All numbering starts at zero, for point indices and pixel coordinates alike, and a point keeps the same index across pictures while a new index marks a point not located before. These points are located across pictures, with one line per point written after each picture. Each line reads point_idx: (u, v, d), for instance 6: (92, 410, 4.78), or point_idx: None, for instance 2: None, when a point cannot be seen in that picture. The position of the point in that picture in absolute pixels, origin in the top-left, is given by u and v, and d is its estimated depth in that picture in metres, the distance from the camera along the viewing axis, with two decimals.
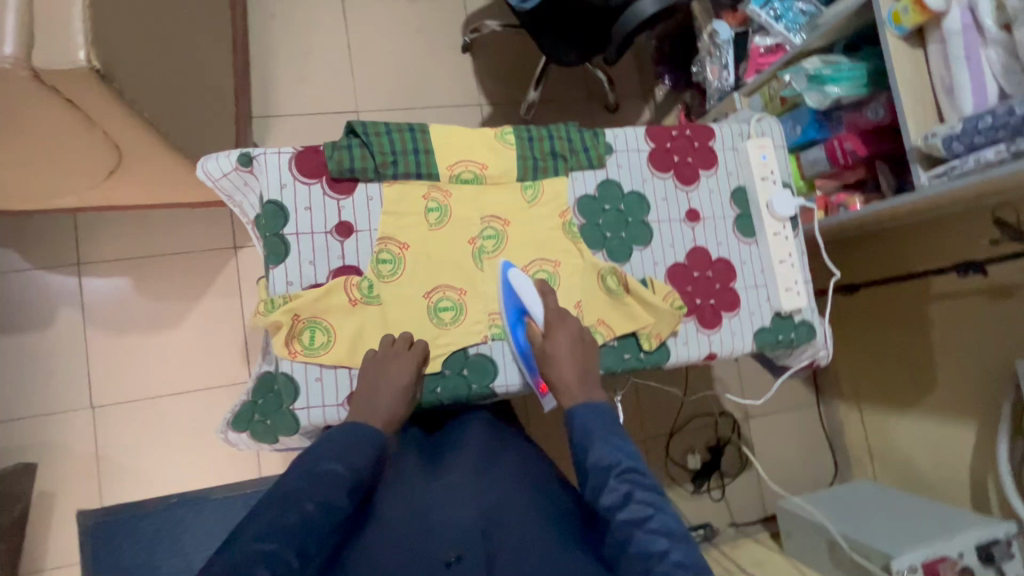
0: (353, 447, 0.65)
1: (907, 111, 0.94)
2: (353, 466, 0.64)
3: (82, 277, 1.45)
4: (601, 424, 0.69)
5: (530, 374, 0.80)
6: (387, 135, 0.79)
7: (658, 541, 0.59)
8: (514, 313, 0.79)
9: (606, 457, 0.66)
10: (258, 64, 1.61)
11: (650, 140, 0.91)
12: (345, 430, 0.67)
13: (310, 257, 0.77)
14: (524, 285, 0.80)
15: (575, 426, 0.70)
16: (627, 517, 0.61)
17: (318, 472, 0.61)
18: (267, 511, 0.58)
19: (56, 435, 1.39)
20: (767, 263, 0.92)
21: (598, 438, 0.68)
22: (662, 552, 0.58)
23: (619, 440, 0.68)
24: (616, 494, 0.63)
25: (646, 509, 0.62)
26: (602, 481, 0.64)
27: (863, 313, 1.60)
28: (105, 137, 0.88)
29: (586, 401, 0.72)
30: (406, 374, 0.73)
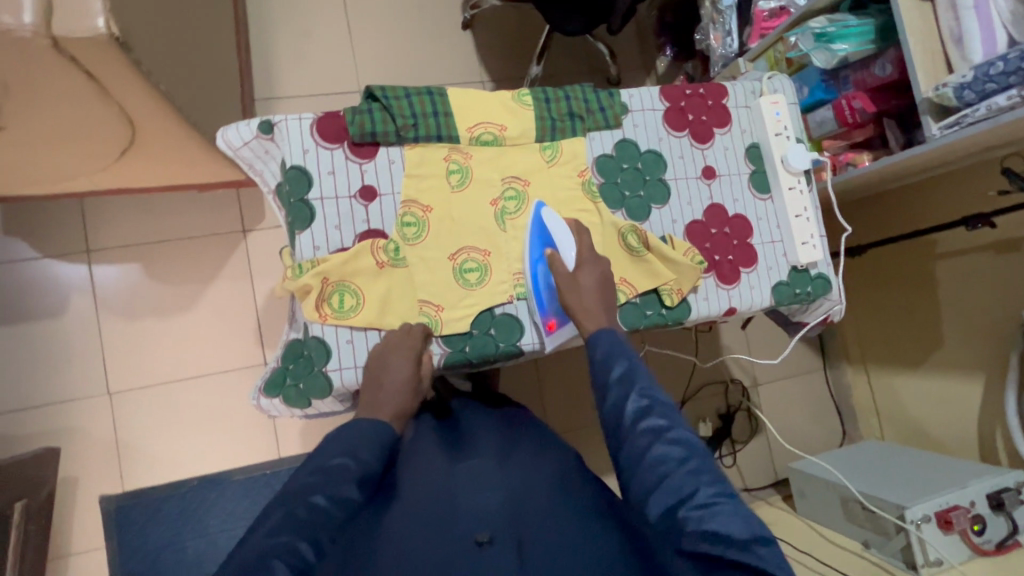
0: (364, 441, 0.67)
1: (917, 63, 0.95)
2: (361, 459, 0.65)
3: (92, 264, 1.44)
4: (617, 346, 0.71)
5: (541, 310, 0.80)
6: (407, 99, 0.79)
7: (676, 450, 0.60)
8: (542, 241, 0.80)
9: (626, 372, 0.67)
10: (258, 45, 1.60)
11: (665, 100, 0.92)
12: (354, 425, 0.69)
13: (336, 222, 0.77)
14: (557, 223, 0.80)
15: (596, 346, 0.71)
16: (646, 428, 0.62)
17: (328, 467, 0.63)
18: (276, 509, 0.60)
19: (75, 422, 1.40)
20: (783, 219, 0.93)
21: (618, 357, 0.69)
22: (681, 459, 0.59)
23: (641, 360, 0.69)
24: (636, 406, 0.64)
25: (663, 421, 0.62)
26: (621, 395, 0.65)
27: (869, 275, 1.63)
28: (119, 112, 0.88)
29: (610, 326, 0.73)
30: (410, 362, 0.74)
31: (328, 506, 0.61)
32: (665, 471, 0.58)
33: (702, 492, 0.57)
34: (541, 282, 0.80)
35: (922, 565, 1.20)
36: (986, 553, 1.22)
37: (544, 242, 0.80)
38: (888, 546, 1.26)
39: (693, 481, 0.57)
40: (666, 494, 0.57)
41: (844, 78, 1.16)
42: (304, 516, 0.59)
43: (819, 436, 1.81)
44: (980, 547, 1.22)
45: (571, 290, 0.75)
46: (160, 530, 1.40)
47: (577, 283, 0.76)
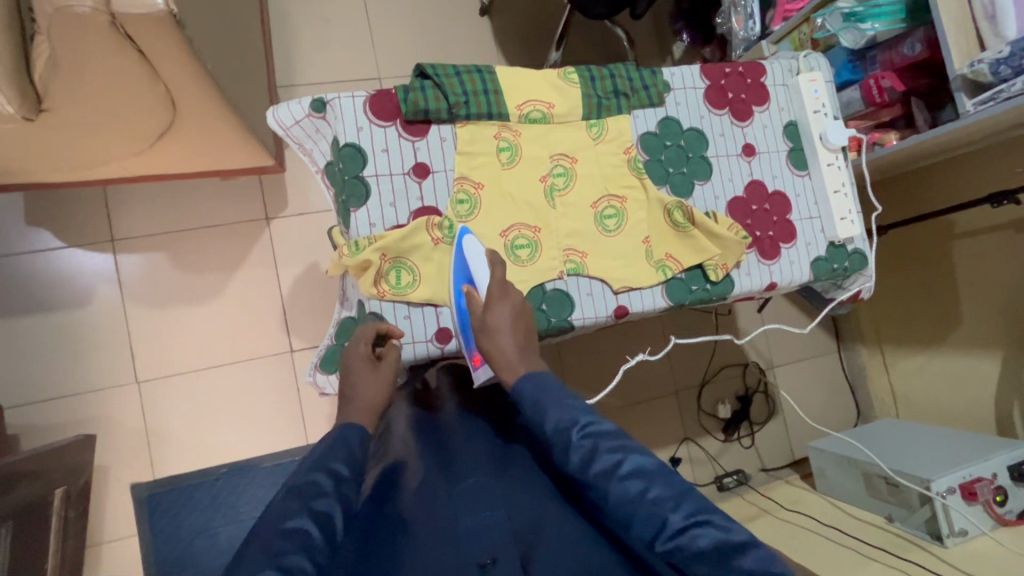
0: (330, 451, 0.61)
1: (949, 40, 0.97)
2: (336, 474, 0.58)
3: (117, 253, 1.44)
4: (547, 390, 0.66)
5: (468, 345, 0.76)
6: (457, 76, 0.80)
7: (635, 484, 0.57)
8: (460, 274, 0.76)
9: (564, 416, 0.63)
10: (277, 30, 1.59)
11: (706, 78, 0.93)
12: (330, 440, 0.63)
13: (391, 199, 0.78)
14: (474, 252, 0.75)
15: (523, 399, 0.66)
16: (600, 470, 0.58)
17: (296, 487, 0.56)
18: (252, 540, 0.52)
19: (104, 410, 1.40)
20: (821, 195, 0.95)
21: (551, 399, 0.65)
22: (641, 493, 0.56)
23: (568, 398, 0.65)
24: (582, 451, 0.60)
25: (616, 455, 0.59)
26: (565, 448, 0.61)
27: (889, 256, 1.65)
28: (164, 93, 0.88)
29: (530, 372, 0.68)
30: (364, 365, 0.71)
31: (312, 529, 0.53)
32: (631, 512, 0.56)
33: (675, 519, 0.54)
34: (464, 317, 0.75)
35: (947, 535, 1.23)
36: (1008, 522, 1.25)
37: (461, 277, 0.75)
38: (913, 518, 1.29)
39: (660, 510, 0.55)
40: (642, 533, 0.55)
41: (872, 59, 1.18)
42: (285, 544, 0.51)
43: (835, 415, 1.84)
44: (1002, 517, 1.25)
45: (484, 336, 0.70)
46: (194, 515, 1.38)
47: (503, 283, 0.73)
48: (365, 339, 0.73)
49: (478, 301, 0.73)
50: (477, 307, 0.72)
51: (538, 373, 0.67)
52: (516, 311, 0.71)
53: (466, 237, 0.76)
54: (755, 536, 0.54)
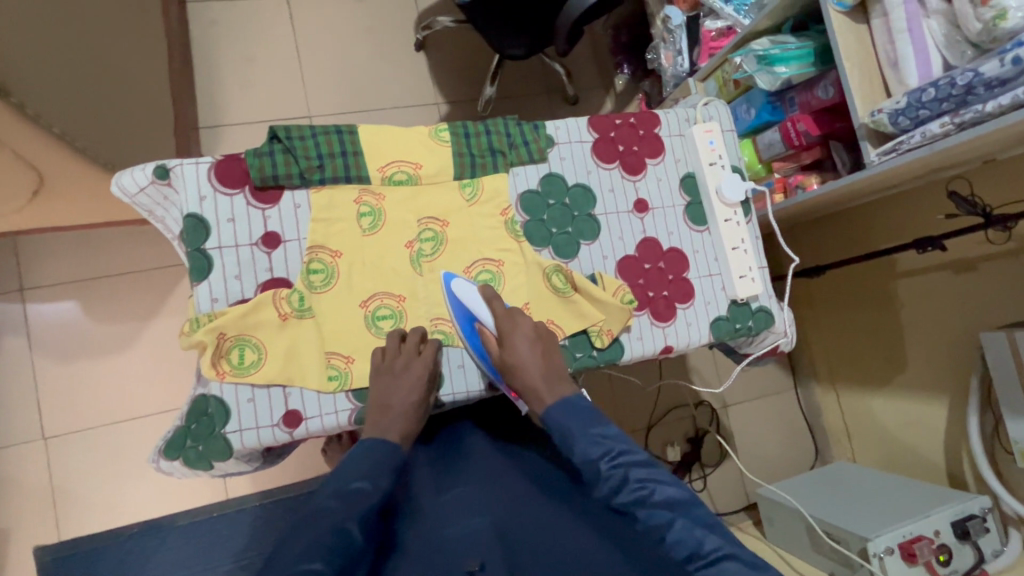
0: (378, 459, 0.66)
1: (854, 88, 0.92)
2: (379, 482, 0.64)
3: (26, 302, 1.38)
4: (576, 419, 0.69)
5: (498, 381, 0.77)
6: (312, 139, 0.75)
7: (664, 514, 0.60)
8: (466, 317, 0.78)
9: (592, 449, 0.66)
10: (202, 70, 1.55)
11: (594, 131, 0.88)
12: (370, 445, 0.68)
13: (235, 272, 0.73)
14: (469, 293, 0.77)
15: (554, 427, 0.69)
16: (631, 501, 0.62)
17: (348, 492, 0.61)
18: (302, 537, 0.57)
19: (9, 468, 1.34)
20: (720, 251, 0.90)
21: (582, 429, 0.68)
22: (670, 525, 0.60)
23: (599, 429, 0.67)
24: (613, 482, 0.64)
25: (645, 486, 0.62)
26: (596, 478, 0.65)
27: (832, 294, 1.58)
28: (16, 156, 0.83)
29: (557, 399, 0.70)
30: (420, 373, 0.72)
31: (354, 532, 0.58)
32: (661, 540, 0.60)
33: (706, 546, 0.58)
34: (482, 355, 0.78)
35: None
36: None
37: (466, 318, 0.77)
38: None
39: (692, 537, 0.59)
40: (674, 556, 0.59)
41: (790, 101, 1.13)
42: (333, 542, 0.56)
43: (791, 455, 1.76)
44: None
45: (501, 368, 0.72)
46: None
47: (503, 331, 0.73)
48: (411, 336, 0.75)
49: (491, 337, 0.75)
50: (493, 344, 0.75)
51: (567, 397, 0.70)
52: (533, 338, 0.74)
53: (455, 281, 0.77)
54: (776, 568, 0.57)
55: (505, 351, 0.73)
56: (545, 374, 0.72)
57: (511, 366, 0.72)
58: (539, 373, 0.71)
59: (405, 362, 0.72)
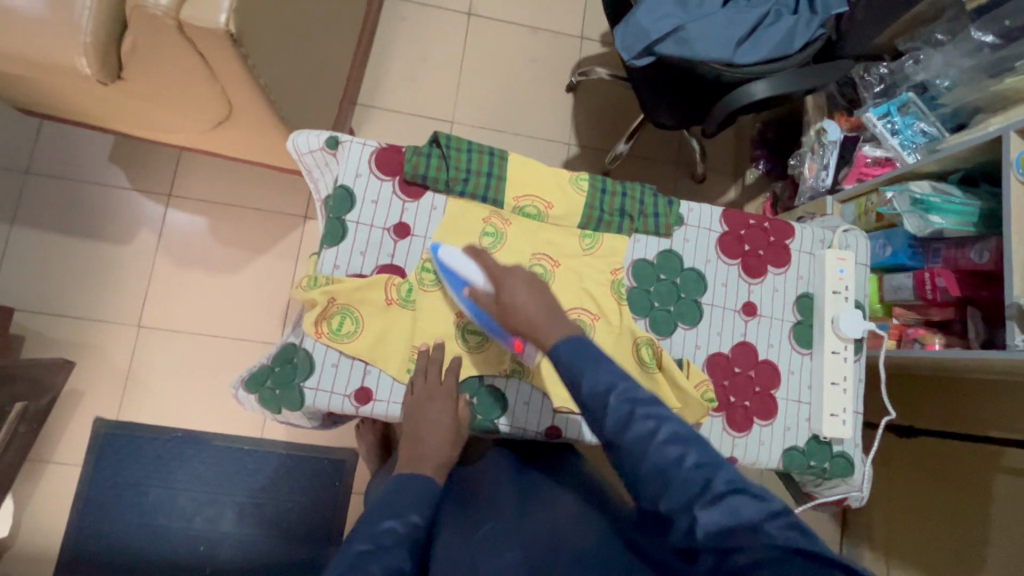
0: (407, 498, 0.65)
1: (1017, 265, 0.87)
2: (410, 522, 0.62)
3: (168, 207, 1.56)
4: (584, 351, 0.63)
5: (501, 334, 0.77)
6: (467, 153, 0.81)
7: (672, 449, 0.55)
8: (456, 283, 0.77)
9: (599, 380, 0.60)
10: (378, 56, 1.71)
11: (725, 223, 0.88)
12: (398, 484, 0.68)
13: (362, 248, 0.79)
14: (457, 259, 0.76)
15: (561, 360, 0.63)
16: (635, 435, 0.56)
17: (378, 533, 0.60)
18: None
19: (101, 340, 1.49)
20: (816, 382, 0.86)
21: (589, 362, 0.62)
22: (678, 460, 0.54)
23: (607, 362, 0.62)
24: (617, 415, 0.57)
25: (652, 421, 0.56)
26: (599, 413, 0.58)
27: (910, 461, 1.42)
28: (222, 93, 0.96)
29: (567, 336, 0.65)
30: (449, 407, 0.75)
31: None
32: (668, 480, 0.53)
33: (716, 483, 0.52)
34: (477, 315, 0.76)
35: None
36: None
37: (459, 285, 0.77)
38: None
39: (700, 476, 0.53)
40: (677, 499, 0.52)
41: (935, 251, 1.07)
42: None
43: None
44: None
45: None
46: (134, 466, 1.45)
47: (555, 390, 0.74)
48: None
49: (484, 294, 0.74)
50: (487, 298, 0.73)
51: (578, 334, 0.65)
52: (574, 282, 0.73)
53: (442, 250, 0.77)
54: (789, 507, 0.52)
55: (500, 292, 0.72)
56: (545, 309, 0.68)
57: (508, 309, 0.70)
58: (538, 310, 0.69)
59: (432, 394, 0.75)
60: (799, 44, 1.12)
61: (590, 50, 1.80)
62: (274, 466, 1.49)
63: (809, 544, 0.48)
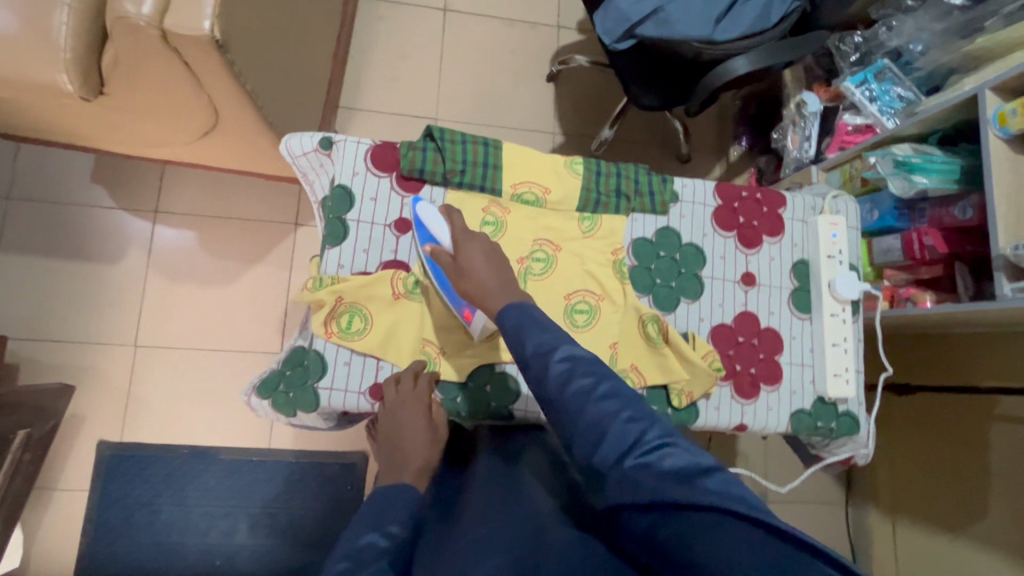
0: (386, 509, 0.63)
1: (1000, 217, 0.90)
2: (389, 532, 0.60)
3: (156, 223, 1.54)
4: (530, 315, 0.65)
5: (451, 300, 0.77)
6: (462, 144, 0.82)
7: (610, 404, 0.56)
8: (424, 236, 0.78)
9: (543, 339, 0.61)
10: (356, 57, 1.70)
11: (718, 197, 0.89)
12: (378, 499, 0.65)
13: (365, 246, 0.80)
14: (431, 216, 0.78)
15: (507, 324, 0.64)
16: (575, 389, 0.57)
17: (355, 550, 0.57)
18: None
19: (98, 362, 1.47)
20: (818, 345, 0.88)
21: (533, 326, 0.64)
22: (615, 412, 0.55)
23: (551, 325, 0.64)
24: (558, 370, 0.59)
25: (591, 379, 0.58)
26: (542, 368, 0.59)
27: (910, 417, 1.46)
28: (208, 102, 0.96)
29: (516, 300, 0.67)
30: (423, 413, 0.74)
31: None
32: (603, 431, 0.54)
33: (650, 437, 0.54)
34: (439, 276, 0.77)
35: None
36: None
37: (424, 240, 0.78)
38: None
39: (636, 429, 0.54)
40: (612, 449, 0.53)
41: (920, 212, 1.10)
42: None
43: None
44: None
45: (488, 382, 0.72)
46: (143, 486, 1.43)
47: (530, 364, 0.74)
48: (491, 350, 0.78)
49: (445, 253, 0.75)
50: (446, 257, 0.74)
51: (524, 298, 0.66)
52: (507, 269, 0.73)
53: (420, 204, 0.79)
54: (720, 465, 0.53)
55: (459, 256, 0.74)
56: (499, 278, 0.70)
57: (463, 272, 0.72)
58: (493, 278, 0.70)
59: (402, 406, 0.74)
60: (776, 17, 1.14)
61: (568, 38, 1.81)
62: (284, 475, 1.49)
63: (735, 496, 0.49)
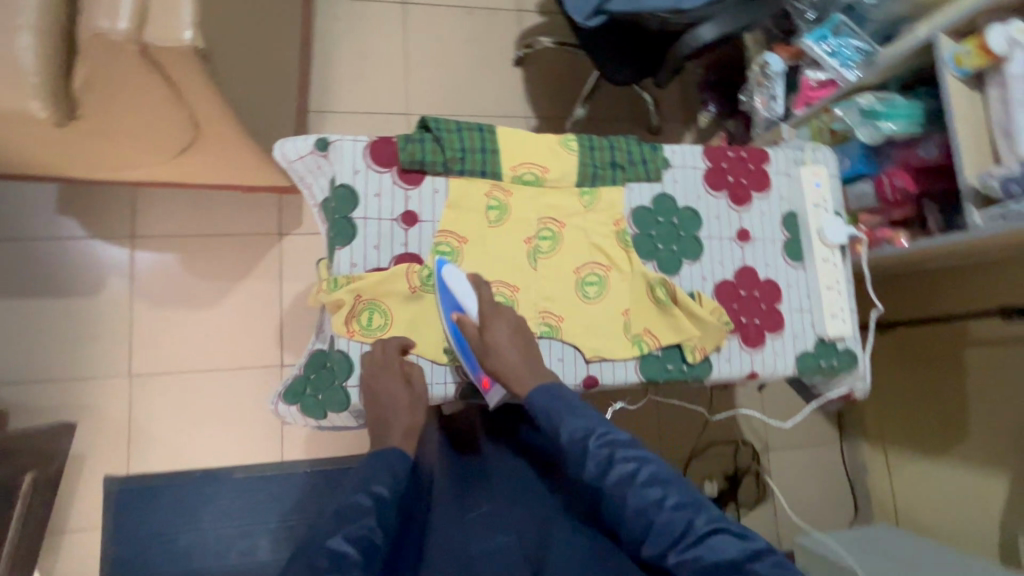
0: (372, 472, 0.69)
1: (965, 151, 0.96)
2: (375, 492, 0.66)
3: (133, 249, 1.49)
4: (564, 401, 0.73)
5: (473, 371, 0.79)
6: (458, 132, 0.83)
7: (653, 490, 0.65)
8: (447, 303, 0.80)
9: (579, 427, 0.70)
10: (319, 60, 1.67)
11: (707, 159, 0.93)
12: (370, 459, 0.71)
13: (375, 242, 0.80)
14: (458, 281, 0.79)
15: (540, 411, 0.73)
16: (617, 479, 0.66)
17: (341, 509, 0.64)
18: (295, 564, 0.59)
19: (92, 398, 1.43)
20: (813, 290, 0.93)
21: (570, 412, 0.72)
22: (660, 500, 0.64)
23: (584, 410, 0.72)
24: (599, 459, 0.68)
25: (632, 464, 0.67)
26: (584, 458, 0.68)
27: (891, 352, 1.55)
28: (187, 116, 0.94)
29: (544, 385, 0.75)
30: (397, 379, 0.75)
31: (345, 550, 0.59)
32: (651, 520, 0.63)
33: (695, 524, 0.62)
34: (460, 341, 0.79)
35: None
36: None
37: (450, 308, 0.79)
38: None
39: (680, 515, 0.63)
40: (660, 538, 0.62)
41: (887, 155, 1.16)
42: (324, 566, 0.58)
43: (830, 512, 1.66)
44: None
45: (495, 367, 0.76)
46: (156, 516, 1.41)
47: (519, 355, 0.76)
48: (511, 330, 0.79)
49: (471, 324, 0.77)
50: (472, 330, 0.77)
51: (547, 384, 0.74)
52: (514, 328, 0.78)
53: (445, 268, 0.79)
54: (762, 543, 0.61)
55: (484, 329, 0.77)
56: (525, 357, 0.76)
57: (488, 350, 0.76)
58: (518, 355, 0.76)
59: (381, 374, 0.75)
60: None
61: (529, 20, 1.81)
62: (301, 486, 1.48)
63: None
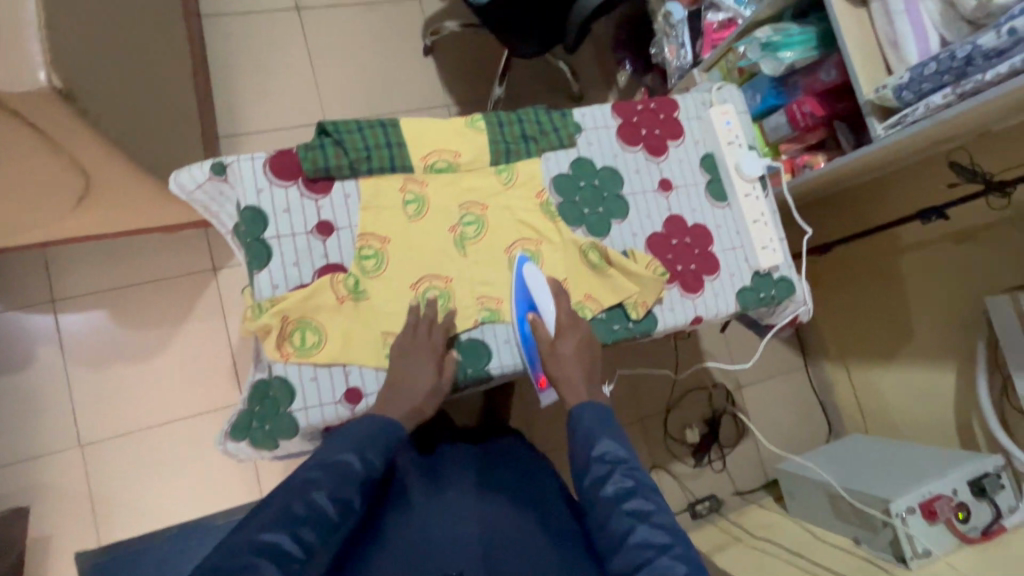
0: (371, 437, 0.69)
1: (856, 65, 0.99)
2: (365, 459, 0.67)
3: (58, 313, 1.41)
4: (602, 420, 0.73)
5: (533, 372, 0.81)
6: (359, 132, 0.80)
7: (660, 535, 0.63)
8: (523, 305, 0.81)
9: (611, 450, 0.70)
10: (218, 81, 1.59)
11: (617, 116, 0.93)
12: (373, 422, 0.70)
13: (293, 259, 0.77)
14: (538, 283, 0.82)
15: (580, 421, 0.73)
16: (631, 510, 0.65)
17: (330, 463, 0.65)
18: (272, 507, 0.62)
19: (44, 477, 1.35)
20: (741, 226, 0.95)
21: (604, 430, 0.72)
22: (664, 547, 0.62)
23: (622, 438, 0.72)
24: (619, 486, 0.67)
25: (649, 504, 0.66)
26: (603, 476, 0.68)
27: (831, 272, 1.61)
28: (71, 162, 0.87)
29: (592, 398, 0.76)
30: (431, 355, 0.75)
31: (327, 506, 0.63)
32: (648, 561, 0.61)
33: None
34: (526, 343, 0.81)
35: (911, 558, 1.13)
36: (972, 541, 1.15)
37: (525, 307, 0.81)
38: (878, 540, 1.19)
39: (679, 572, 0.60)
40: None
41: (794, 84, 1.19)
42: (301, 513, 0.61)
43: (805, 434, 1.73)
44: (966, 535, 1.15)
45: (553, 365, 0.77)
46: None
47: (556, 351, 0.77)
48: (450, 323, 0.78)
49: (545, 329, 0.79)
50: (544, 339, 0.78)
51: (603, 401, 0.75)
52: (584, 341, 0.79)
53: (528, 266, 0.82)
54: None
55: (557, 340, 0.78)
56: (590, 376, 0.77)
57: (556, 357, 0.77)
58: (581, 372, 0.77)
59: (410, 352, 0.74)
60: None
61: (430, 6, 1.77)
62: None
63: None
